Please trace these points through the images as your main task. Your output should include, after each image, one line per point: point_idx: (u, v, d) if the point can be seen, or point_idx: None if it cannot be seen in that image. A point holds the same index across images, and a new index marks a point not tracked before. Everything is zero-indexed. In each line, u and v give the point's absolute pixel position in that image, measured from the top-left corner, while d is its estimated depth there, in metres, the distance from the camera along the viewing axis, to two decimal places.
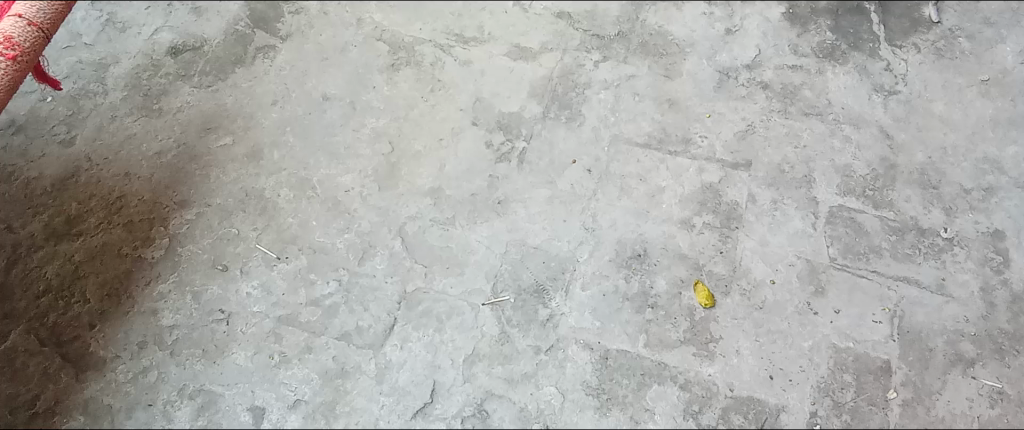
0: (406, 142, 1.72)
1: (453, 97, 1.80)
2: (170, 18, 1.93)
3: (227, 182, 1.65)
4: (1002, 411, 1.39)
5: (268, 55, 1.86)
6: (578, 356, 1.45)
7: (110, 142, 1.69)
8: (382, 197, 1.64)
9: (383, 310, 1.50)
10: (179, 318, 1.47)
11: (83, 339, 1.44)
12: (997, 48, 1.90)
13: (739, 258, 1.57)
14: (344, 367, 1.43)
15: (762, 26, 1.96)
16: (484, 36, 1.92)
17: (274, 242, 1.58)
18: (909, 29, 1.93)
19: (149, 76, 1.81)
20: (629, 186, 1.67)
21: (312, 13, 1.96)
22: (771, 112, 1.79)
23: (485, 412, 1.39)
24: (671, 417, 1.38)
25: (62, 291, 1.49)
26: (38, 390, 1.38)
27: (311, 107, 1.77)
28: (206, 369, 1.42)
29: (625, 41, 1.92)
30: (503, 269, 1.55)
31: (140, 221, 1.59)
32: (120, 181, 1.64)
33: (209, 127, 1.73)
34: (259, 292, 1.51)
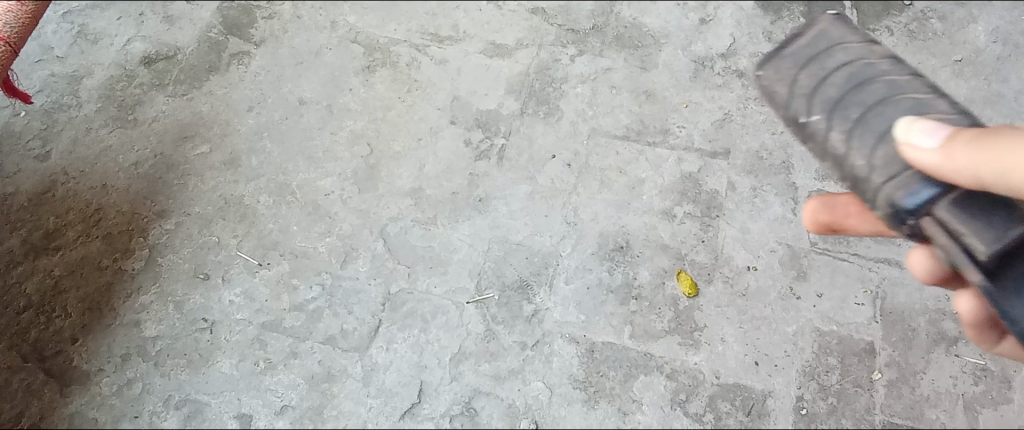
0: (385, 143, 1.72)
1: (430, 97, 1.79)
2: (142, 28, 1.91)
3: (206, 190, 1.64)
4: (986, 387, 1.41)
5: (243, 62, 1.85)
6: (564, 349, 1.46)
7: (86, 154, 1.68)
8: (363, 199, 1.63)
9: (368, 312, 1.50)
10: (163, 328, 1.47)
11: (65, 353, 1.43)
12: (969, 28, 1.91)
13: (720, 246, 1.58)
14: (330, 371, 1.44)
15: (736, 15, 1.96)
16: (459, 34, 1.91)
17: (255, 248, 1.57)
18: (881, 12, 1.94)
19: (123, 87, 1.79)
20: (609, 179, 1.67)
21: (286, 17, 1.94)
22: (748, 100, 1.79)
23: (474, 409, 1.40)
24: (659, 407, 1.40)
25: (43, 306, 1.48)
26: (21, 407, 1.38)
27: (288, 111, 1.76)
28: (192, 379, 1.42)
29: (600, 35, 1.91)
30: (486, 267, 1.55)
31: (119, 233, 1.58)
32: (97, 194, 1.63)
33: (185, 136, 1.72)
34: (242, 299, 1.51)
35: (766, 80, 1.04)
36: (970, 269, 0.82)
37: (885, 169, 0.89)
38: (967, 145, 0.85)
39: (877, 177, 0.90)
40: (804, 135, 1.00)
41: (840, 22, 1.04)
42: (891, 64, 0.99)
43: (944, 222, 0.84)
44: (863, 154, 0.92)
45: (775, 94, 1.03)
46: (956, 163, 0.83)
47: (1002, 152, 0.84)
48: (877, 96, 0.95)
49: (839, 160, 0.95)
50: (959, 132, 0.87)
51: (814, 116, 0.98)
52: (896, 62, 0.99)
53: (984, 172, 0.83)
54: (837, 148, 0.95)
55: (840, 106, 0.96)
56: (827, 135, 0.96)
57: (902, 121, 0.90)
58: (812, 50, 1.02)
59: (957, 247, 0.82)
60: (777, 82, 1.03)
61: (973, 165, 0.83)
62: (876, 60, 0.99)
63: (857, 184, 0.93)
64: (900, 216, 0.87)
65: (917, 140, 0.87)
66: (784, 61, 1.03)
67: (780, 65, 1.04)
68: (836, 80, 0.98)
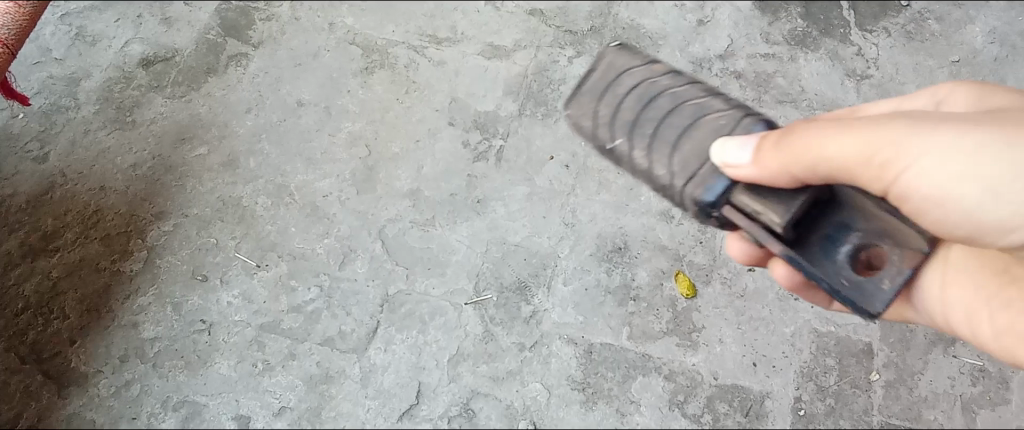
0: (383, 145, 1.72)
1: (429, 98, 1.79)
2: (140, 29, 1.91)
3: (204, 192, 1.64)
4: (983, 388, 1.41)
5: (241, 63, 1.85)
6: (562, 351, 1.46)
7: (85, 156, 1.68)
8: (361, 201, 1.63)
9: (366, 313, 1.50)
10: (161, 330, 1.47)
11: (64, 355, 1.43)
12: (967, 28, 1.90)
13: (718, 247, 1.57)
14: (329, 372, 1.44)
15: (734, 16, 1.95)
16: (456, 36, 1.91)
17: (253, 249, 1.57)
18: (879, 12, 1.93)
19: (121, 89, 1.79)
20: (607, 180, 1.66)
21: (284, 19, 1.93)
22: (746, 101, 1.80)
23: (472, 411, 1.41)
24: (656, 408, 1.41)
25: (41, 308, 1.48)
26: (20, 408, 1.38)
27: (286, 113, 1.76)
28: (190, 380, 1.43)
29: (599, 36, 1.91)
30: (484, 268, 1.55)
31: (118, 235, 1.58)
32: (95, 195, 1.63)
33: (183, 137, 1.72)
34: (240, 300, 1.51)
35: (573, 117, 1.02)
36: (770, 246, 0.84)
37: (684, 174, 0.90)
38: (775, 148, 0.85)
39: (678, 183, 0.91)
40: (614, 160, 0.98)
41: (625, 49, 1.04)
42: (674, 76, 0.99)
43: (743, 210, 0.87)
44: (664, 165, 0.92)
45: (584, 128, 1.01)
46: (768, 168, 0.84)
47: (799, 149, 0.85)
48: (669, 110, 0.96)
49: (646, 175, 0.95)
50: (767, 136, 0.88)
51: (618, 141, 0.97)
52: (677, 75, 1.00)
53: (786, 168, 0.84)
54: (641, 166, 0.94)
55: (637, 127, 0.96)
56: (631, 156, 0.95)
57: (719, 137, 0.91)
58: (606, 81, 1.01)
59: (760, 230, 0.85)
60: (583, 115, 1.01)
61: (774, 164, 0.84)
62: (661, 75, 0.99)
63: (666, 194, 0.93)
64: (704, 211, 0.90)
65: (729, 153, 0.88)
66: (586, 96, 1.01)
67: (583, 101, 1.02)
68: (629, 104, 0.98)
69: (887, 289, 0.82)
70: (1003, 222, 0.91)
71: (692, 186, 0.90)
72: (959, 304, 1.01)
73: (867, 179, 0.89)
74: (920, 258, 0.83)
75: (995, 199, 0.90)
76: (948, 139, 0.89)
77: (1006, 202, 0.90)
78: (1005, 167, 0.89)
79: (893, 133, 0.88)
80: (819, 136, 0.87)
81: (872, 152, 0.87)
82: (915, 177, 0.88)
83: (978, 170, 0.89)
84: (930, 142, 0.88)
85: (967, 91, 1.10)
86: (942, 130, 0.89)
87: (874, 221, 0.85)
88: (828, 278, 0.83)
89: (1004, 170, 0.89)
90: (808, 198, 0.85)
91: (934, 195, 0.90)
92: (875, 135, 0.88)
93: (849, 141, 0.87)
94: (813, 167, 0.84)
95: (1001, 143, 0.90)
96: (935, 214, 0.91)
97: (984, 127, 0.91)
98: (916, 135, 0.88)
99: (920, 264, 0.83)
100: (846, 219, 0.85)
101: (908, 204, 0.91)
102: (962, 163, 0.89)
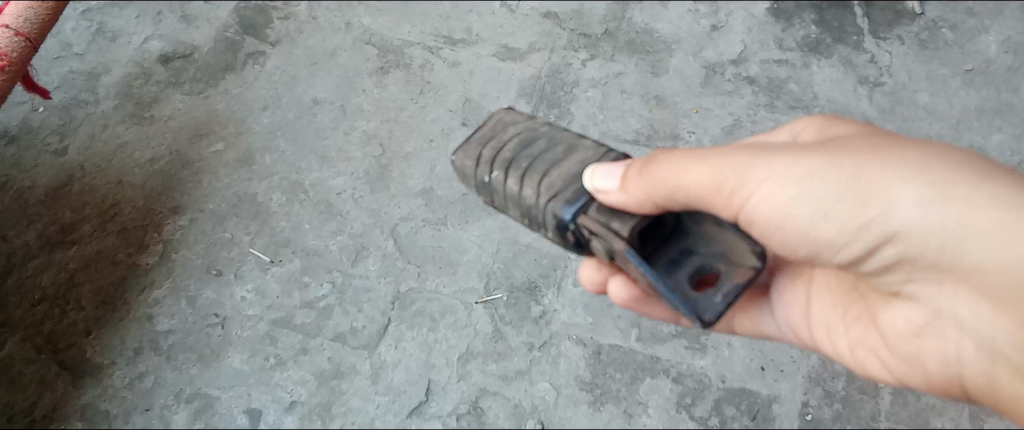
0: (396, 144, 1.73)
1: (443, 99, 1.81)
2: (160, 27, 1.93)
3: (220, 188, 1.66)
4: None
5: (258, 61, 1.87)
6: (571, 351, 1.47)
7: (103, 151, 1.70)
8: (374, 199, 1.65)
9: (377, 311, 1.51)
10: (175, 323, 1.49)
11: (79, 346, 1.45)
12: (981, 38, 1.90)
13: None
14: (340, 367, 1.46)
15: (748, 22, 1.96)
16: (471, 37, 1.93)
17: (267, 245, 1.59)
18: (893, 20, 1.94)
19: (140, 85, 1.82)
20: None
21: (301, 18, 1.96)
22: (758, 106, 1.80)
23: (480, 409, 1.42)
24: (664, 410, 1.41)
25: (58, 299, 1.50)
26: (34, 398, 1.40)
27: (301, 111, 1.78)
28: (203, 374, 1.44)
29: (612, 40, 1.93)
30: (495, 267, 1.56)
31: (134, 228, 1.60)
32: (113, 189, 1.65)
33: (200, 133, 1.75)
34: (254, 296, 1.53)
35: (457, 161, 1.06)
36: (616, 244, 0.88)
37: (549, 193, 0.96)
38: (639, 175, 0.91)
39: (542, 201, 0.96)
40: (490, 193, 1.03)
41: (512, 109, 1.11)
42: (552, 128, 1.06)
43: (598, 220, 0.92)
44: (532, 186, 0.98)
45: (466, 169, 1.06)
46: (631, 193, 0.90)
47: (656, 177, 0.91)
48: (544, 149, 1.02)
49: (517, 200, 0.99)
50: (632, 164, 0.93)
51: (494, 173, 1.02)
52: (554, 126, 1.07)
53: (651, 195, 0.90)
54: (513, 191, 1.00)
55: (514, 161, 1.01)
56: (504, 185, 1.01)
57: (589, 167, 0.96)
58: (491, 133, 1.07)
59: (610, 232, 0.90)
60: (467, 158, 1.06)
61: (639, 190, 0.90)
62: (541, 127, 1.07)
63: (530, 214, 0.99)
64: (562, 226, 0.95)
65: (600, 179, 0.93)
66: (472, 144, 1.07)
67: (468, 148, 1.06)
68: (509, 146, 1.04)
69: (718, 300, 0.85)
70: (835, 240, 0.92)
71: (555, 202, 0.95)
72: (818, 320, 1.10)
73: (715, 204, 0.93)
74: (752, 274, 0.87)
75: (823, 220, 0.90)
76: (779, 167, 0.90)
77: (832, 222, 0.90)
78: (830, 188, 0.88)
79: (730, 162, 0.91)
80: (675, 163, 0.92)
81: (717, 182, 0.91)
82: (758, 201, 0.91)
83: (803, 194, 0.89)
84: (766, 170, 0.90)
85: (816, 124, 1.07)
86: (775, 159, 0.90)
87: (713, 245, 0.92)
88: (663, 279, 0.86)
89: (827, 191, 0.88)
90: (656, 218, 0.92)
91: (770, 218, 0.92)
92: (717, 166, 0.91)
93: (696, 172, 0.91)
94: (673, 193, 0.90)
95: (832, 168, 0.89)
96: (775, 235, 0.94)
97: (813, 152, 0.91)
98: (753, 165, 0.91)
99: (751, 280, 0.87)
100: (690, 244, 0.92)
101: (752, 226, 0.94)
102: (791, 190, 0.89)
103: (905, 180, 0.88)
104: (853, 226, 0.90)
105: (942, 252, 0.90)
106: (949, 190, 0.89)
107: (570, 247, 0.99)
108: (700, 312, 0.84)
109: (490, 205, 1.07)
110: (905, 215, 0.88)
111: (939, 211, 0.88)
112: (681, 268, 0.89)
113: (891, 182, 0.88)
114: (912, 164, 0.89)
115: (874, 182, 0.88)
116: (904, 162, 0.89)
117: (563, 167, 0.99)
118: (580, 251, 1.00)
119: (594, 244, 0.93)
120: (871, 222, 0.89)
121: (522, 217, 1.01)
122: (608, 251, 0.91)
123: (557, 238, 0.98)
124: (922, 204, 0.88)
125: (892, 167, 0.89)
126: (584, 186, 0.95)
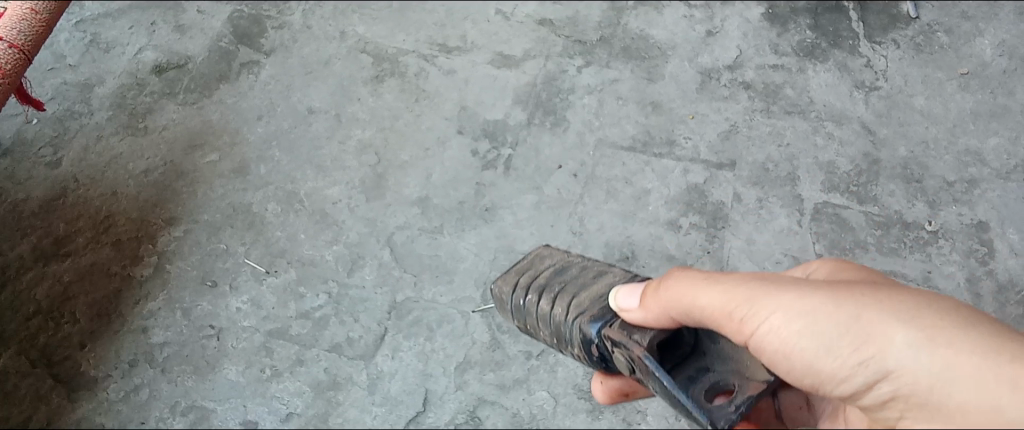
0: (392, 153, 1.73)
1: (438, 107, 1.81)
2: (154, 37, 1.93)
3: (215, 198, 1.66)
4: None
5: (253, 71, 1.87)
6: (569, 359, 1.46)
7: (97, 162, 1.69)
8: (370, 208, 1.64)
9: (373, 320, 1.51)
10: (170, 335, 1.48)
11: (74, 359, 1.43)
12: (975, 41, 1.90)
13: (726, 257, 1.57)
14: (336, 378, 1.45)
15: (743, 27, 1.97)
16: (466, 45, 1.93)
17: (263, 256, 1.58)
18: (888, 25, 1.94)
19: (133, 96, 1.81)
20: (615, 189, 1.67)
21: (296, 28, 1.96)
22: (754, 111, 1.80)
23: (478, 418, 1.40)
24: (663, 418, 1.40)
25: (51, 312, 1.48)
26: (29, 412, 1.37)
27: (296, 121, 1.78)
28: (199, 386, 1.43)
29: (607, 46, 1.93)
30: (492, 276, 1.55)
31: (129, 240, 1.59)
32: (107, 201, 1.64)
33: (195, 144, 1.74)
34: (249, 306, 1.52)
35: (496, 288, 1.14)
36: (635, 349, 0.87)
37: (577, 308, 1.01)
38: (657, 293, 0.90)
39: (570, 317, 1.01)
40: (524, 313, 1.10)
41: (550, 246, 1.20)
42: (586, 259, 1.14)
43: (619, 334, 0.93)
44: (562, 302, 1.04)
45: (502, 294, 1.13)
46: (649, 310, 0.90)
47: (669, 298, 0.88)
48: (575, 274, 1.09)
49: (548, 319, 1.05)
50: (652, 283, 0.93)
51: (529, 296, 1.09)
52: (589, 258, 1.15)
53: (667, 309, 0.88)
54: (544, 310, 1.06)
55: (547, 285, 1.08)
56: (537, 306, 1.07)
57: (615, 290, 0.99)
58: (527, 264, 1.16)
59: (630, 340, 0.90)
60: (505, 284, 1.13)
61: (655, 307, 0.89)
62: (574, 259, 1.14)
63: (558, 332, 1.03)
64: (589, 342, 0.98)
65: (623, 299, 0.95)
66: (508, 275, 1.14)
67: (506, 278, 1.14)
68: (544, 272, 1.11)
69: (733, 410, 0.80)
70: (834, 375, 0.79)
71: (581, 318, 0.99)
72: None
73: (725, 328, 0.85)
74: (764, 386, 0.82)
75: (822, 358, 0.78)
76: (787, 298, 0.81)
77: (831, 357, 0.78)
78: (832, 324, 0.79)
79: (743, 288, 0.84)
80: (689, 284, 0.87)
81: (728, 306, 0.84)
82: (767, 332, 0.81)
83: (804, 327, 0.79)
84: (775, 300, 0.81)
85: (829, 265, 0.95)
86: (783, 291, 0.82)
87: (728, 362, 0.88)
88: (680, 389, 0.83)
89: (829, 327, 0.79)
90: (673, 333, 0.90)
91: (776, 348, 0.81)
92: (730, 290, 0.84)
93: (709, 294, 0.85)
94: (686, 311, 0.87)
95: (836, 304, 0.80)
96: (782, 367, 0.82)
97: (821, 287, 0.82)
98: (761, 293, 0.82)
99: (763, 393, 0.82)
100: (706, 363, 0.88)
101: (762, 358, 0.83)
102: (798, 324, 0.80)
103: (902, 321, 0.79)
104: (852, 363, 0.78)
105: (933, 392, 0.77)
106: (943, 336, 0.78)
107: (595, 362, 1.01)
108: (712, 419, 0.79)
109: (523, 327, 1.15)
110: (901, 355, 0.77)
111: (932, 353, 0.77)
112: (697, 384, 0.84)
113: (891, 320, 0.79)
114: (909, 309, 0.80)
115: (877, 322, 0.78)
116: (907, 302, 0.80)
117: (593, 288, 1.04)
118: (605, 366, 1.02)
119: (617, 357, 0.93)
120: (869, 359, 0.77)
121: (551, 335, 1.06)
122: (629, 361, 0.90)
123: (582, 353, 1.01)
124: (916, 345, 0.77)
125: (893, 310, 0.79)
126: (610, 306, 0.98)
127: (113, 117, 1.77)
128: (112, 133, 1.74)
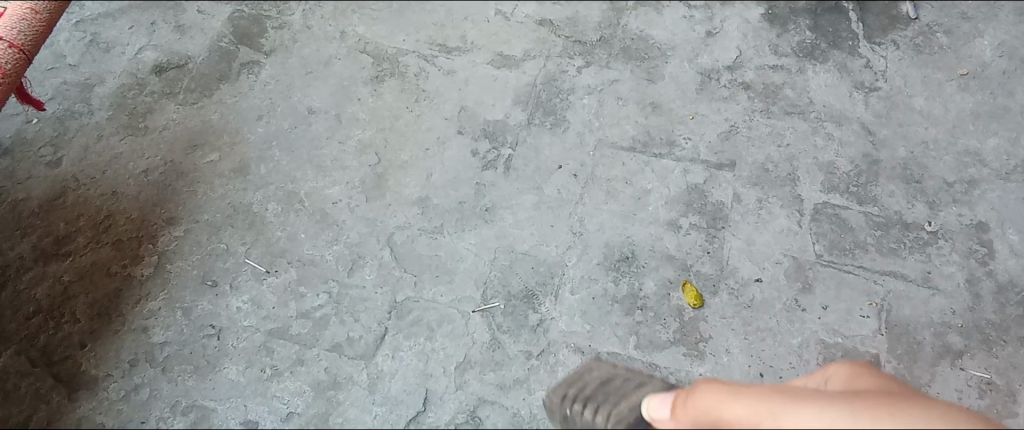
0: (392, 153, 1.73)
1: (438, 107, 1.81)
2: (154, 37, 1.94)
3: (215, 198, 1.66)
4: (990, 401, 1.38)
5: (253, 71, 1.87)
6: (569, 359, 1.44)
7: (97, 162, 1.70)
8: (370, 208, 1.64)
9: (373, 320, 1.50)
10: (170, 334, 1.47)
11: (74, 359, 1.43)
12: (975, 42, 1.91)
13: (726, 257, 1.57)
14: (336, 378, 1.43)
15: (742, 28, 1.98)
16: (466, 45, 1.94)
17: (263, 256, 1.58)
18: (887, 25, 1.95)
19: (133, 95, 1.81)
20: (615, 190, 1.67)
21: (296, 28, 1.97)
22: (753, 112, 1.80)
23: (479, 418, 1.38)
24: None
25: (52, 311, 1.49)
26: (30, 411, 1.37)
27: (297, 121, 1.78)
28: (198, 385, 1.42)
29: (607, 47, 1.93)
30: (492, 276, 1.55)
31: (129, 240, 1.59)
32: (107, 201, 1.64)
33: (195, 144, 1.74)
34: (249, 306, 1.51)
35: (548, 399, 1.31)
36: None
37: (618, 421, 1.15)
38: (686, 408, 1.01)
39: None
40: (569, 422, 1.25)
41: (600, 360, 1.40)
42: (630, 372, 1.31)
43: None
44: (603, 412, 1.19)
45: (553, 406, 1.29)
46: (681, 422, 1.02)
47: (697, 411, 0.98)
48: (619, 384, 1.26)
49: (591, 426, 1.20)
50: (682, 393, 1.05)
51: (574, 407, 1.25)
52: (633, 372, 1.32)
53: (699, 421, 0.98)
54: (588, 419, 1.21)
55: (590, 398, 1.24)
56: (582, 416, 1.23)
57: (646, 397, 1.15)
58: (574, 375, 1.34)
59: None
60: (554, 395, 1.30)
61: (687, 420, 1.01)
62: (619, 370, 1.32)
63: None
64: None
65: (656, 409, 1.09)
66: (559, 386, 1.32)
67: (557, 389, 1.31)
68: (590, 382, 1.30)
69: None
70: None
71: None
72: None
73: None
74: None
75: None
76: (804, 413, 0.87)
77: None
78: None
79: (767, 403, 0.91)
80: (713, 398, 0.97)
81: (755, 420, 0.91)
82: None
83: None
84: (791, 415, 0.88)
85: (845, 371, 1.04)
86: (801, 405, 0.88)
87: None
88: None
89: None
90: None
91: None
92: (751, 404, 0.93)
93: (732, 408, 0.94)
94: (713, 423, 0.96)
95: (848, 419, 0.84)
96: None
97: (839, 401, 0.88)
98: (778, 407, 0.89)
99: None
100: None
101: None
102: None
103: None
104: None
105: None
106: None
107: None
108: None
109: None
110: None
111: None
112: None
113: None
114: (916, 420, 0.84)
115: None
116: (912, 415, 0.84)
117: (633, 397, 1.19)
118: None
119: None
120: None
121: None
122: None
123: None
124: None
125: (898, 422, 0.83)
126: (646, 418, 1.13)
127: (113, 116, 1.77)
128: (113, 132, 1.75)
